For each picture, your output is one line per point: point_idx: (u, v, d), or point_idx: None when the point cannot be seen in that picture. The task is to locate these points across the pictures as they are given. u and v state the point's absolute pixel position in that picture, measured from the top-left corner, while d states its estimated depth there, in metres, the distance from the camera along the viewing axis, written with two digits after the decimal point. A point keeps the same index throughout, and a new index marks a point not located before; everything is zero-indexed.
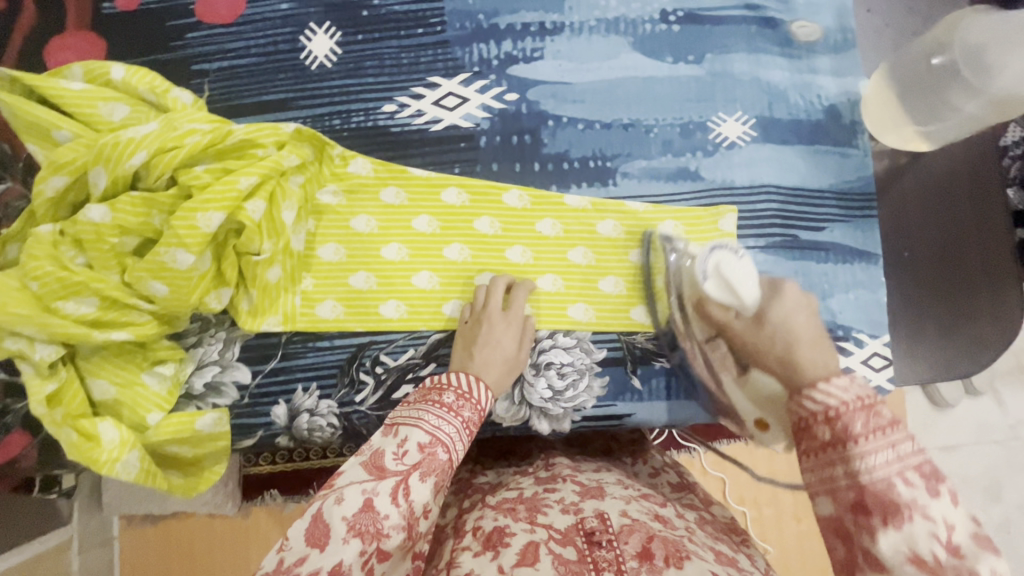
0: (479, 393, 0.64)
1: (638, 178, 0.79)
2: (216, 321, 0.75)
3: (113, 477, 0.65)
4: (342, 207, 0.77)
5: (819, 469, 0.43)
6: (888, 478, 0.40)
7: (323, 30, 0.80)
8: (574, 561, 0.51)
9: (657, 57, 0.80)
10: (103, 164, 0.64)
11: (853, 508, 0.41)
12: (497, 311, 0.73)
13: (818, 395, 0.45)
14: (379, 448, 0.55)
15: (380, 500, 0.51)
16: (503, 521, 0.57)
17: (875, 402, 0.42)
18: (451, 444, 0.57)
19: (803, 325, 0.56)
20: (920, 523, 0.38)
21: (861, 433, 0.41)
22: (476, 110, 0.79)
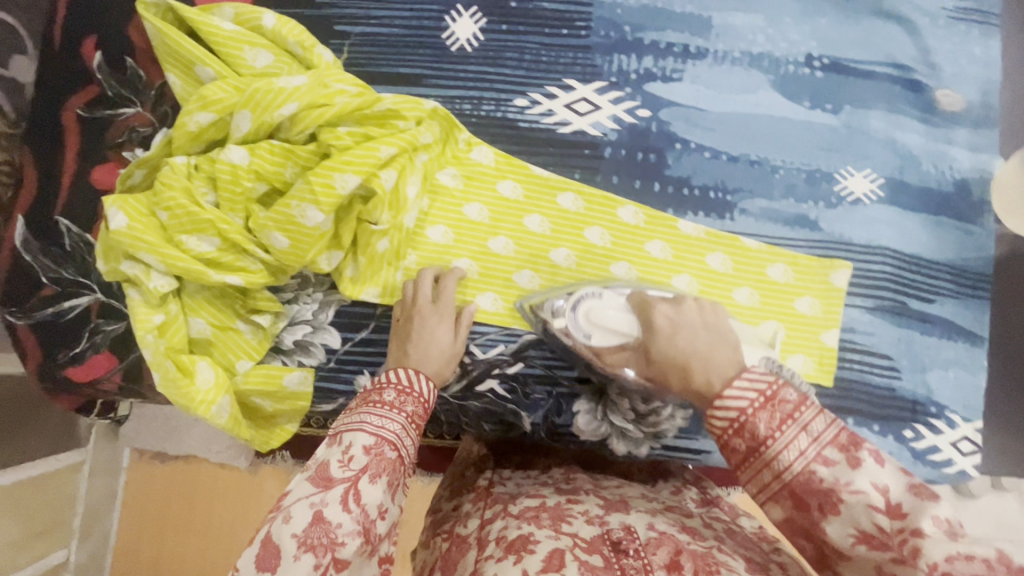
0: (422, 384, 0.59)
1: (756, 217, 0.78)
2: (316, 282, 0.74)
3: (207, 420, 0.65)
4: (459, 191, 0.77)
5: (754, 482, 0.41)
6: (808, 467, 0.39)
7: (469, 14, 0.80)
8: (601, 568, 0.47)
9: (795, 100, 0.79)
10: (251, 109, 0.64)
11: (794, 506, 0.39)
12: (428, 303, 0.69)
13: (722, 408, 0.43)
14: (323, 460, 0.50)
15: (331, 510, 0.48)
16: (527, 528, 0.51)
17: (777, 392, 0.41)
18: (399, 442, 0.53)
19: (700, 337, 0.56)
20: (852, 501, 0.37)
21: (768, 435, 0.40)
22: (606, 119, 0.79)
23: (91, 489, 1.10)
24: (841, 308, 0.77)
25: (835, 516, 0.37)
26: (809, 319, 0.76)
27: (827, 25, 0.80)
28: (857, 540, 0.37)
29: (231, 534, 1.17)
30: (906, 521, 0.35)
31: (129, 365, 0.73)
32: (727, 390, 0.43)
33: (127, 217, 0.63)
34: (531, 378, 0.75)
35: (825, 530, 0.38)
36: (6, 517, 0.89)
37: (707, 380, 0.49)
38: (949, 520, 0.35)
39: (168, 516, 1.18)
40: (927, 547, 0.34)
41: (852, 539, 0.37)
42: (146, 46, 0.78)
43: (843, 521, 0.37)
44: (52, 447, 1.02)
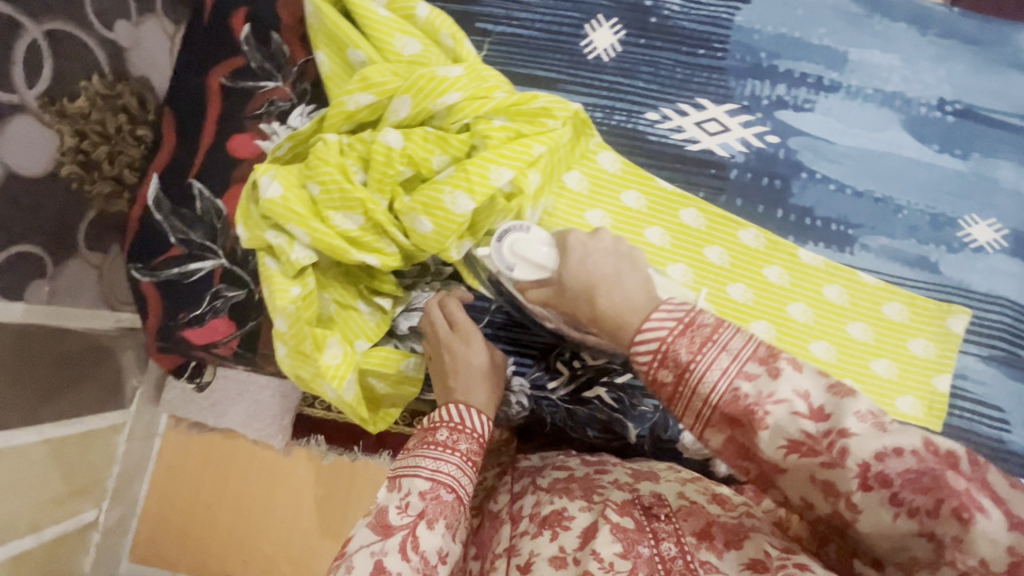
0: (474, 420, 0.58)
1: (876, 254, 0.78)
2: (434, 271, 0.75)
3: (334, 395, 0.66)
4: (584, 196, 0.78)
5: (687, 412, 0.40)
6: (732, 388, 0.38)
7: (609, 25, 0.81)
8: (633, 530, 0.52)
9: (924, 142, 0.80)
10: (414, 95, 0.65)
11: (729, 426, 0.39)
12: (450, 334, 0.67)
13: (643, 341, 0.42)
14: (382, 506, 0.52)
15: (390, 558, 0.48)
16: (560, 503, 0.57)
17: (694, 317, 0.41)
18: (455, 483, 0.54)
19: (609, 261, 0.56)
20: (777, 411, 0.37)
21: (691, 360, 0.39)
22: (734, 141, 0.79)
23: (128, 453, 0.99)
24: (955, 354, 0.76)
25: (765, 430, 0.37)
26: (922, 361, 0.76)
27: (962, 71, 0.81)
28: (788, 451, 0.37)
29: (262, 518, 1.04)
30: (831, 423, 0.36)
31: (248, 331, 0.74)
32: (644, 325, 0.42)
33: (282, 188, 0.65)
34: (640, 391, 0.74)
35: (760, 446, 0.37)
36: (47, 474, 0.81)
37: (619, 305, 0.48)
38: (871, 411, 0.36)
39: (197, 498, 1.05)
40: (854, 448, 0.35)
41: (784, 450, 0.37)
42: (293, 23, 0.79)
43: (774, 433, 0.37)
44: (100, 405, 0.92)
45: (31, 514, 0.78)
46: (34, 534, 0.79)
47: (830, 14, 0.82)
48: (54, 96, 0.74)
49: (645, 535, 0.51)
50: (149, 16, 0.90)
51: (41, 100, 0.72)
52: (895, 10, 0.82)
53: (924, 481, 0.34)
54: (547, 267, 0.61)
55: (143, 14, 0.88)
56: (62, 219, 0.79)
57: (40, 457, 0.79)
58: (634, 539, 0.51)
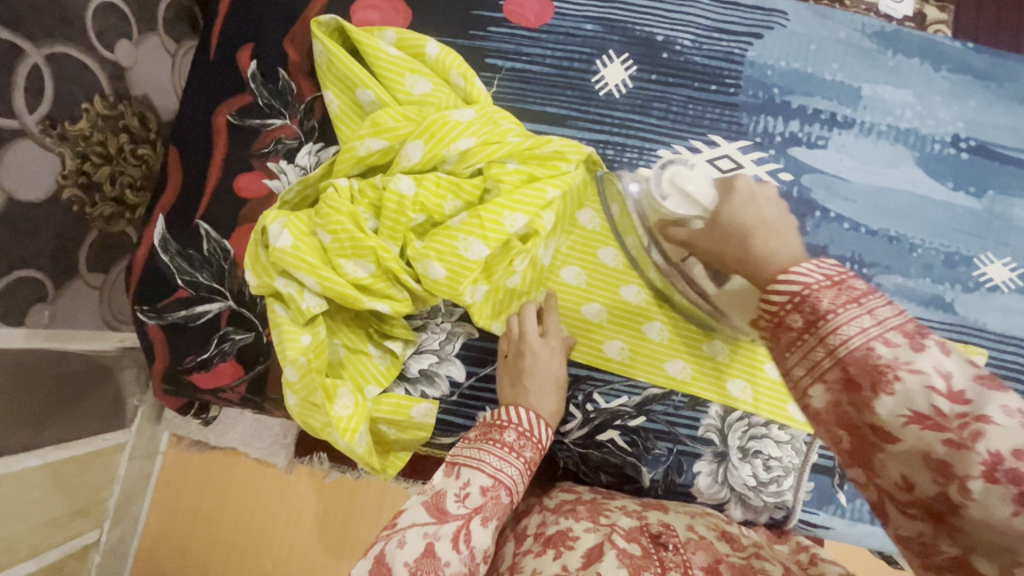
0: (540, 430, 0.60)
1: (891, 293, 0.77)
2: (444, 312, 0.74)
3: (346, 446, 0.65)
4: (596, 235, 0.77)
5: (804, 364, 0.38)
6: (867, 345, 0.36)
7: (620, 61, 0.80)
8: (640, 556, 0.52)
9: (938, 180, 0.79)
10: (426, 140, 0.64)
11: (844, 389, 0.36)
12: (536, 338, 0.67)
13: (784, 283, 0.40)
14: (440, 490, 0.54)
15: (442, 545, 0.51)
16: (566, 523, 0.58)
17: (846, 278, 0.39)
18: (512, 486, 0.56)
19: (774, 214, 0.52)
20: (910, 380, 0.34)
21: (830, 310, 0.37)
22: (747, 179, 0.78)
23: (129, 472, 0.98)
24: None
25: (888, 395, 0.34)
26: None
27: (977, 107, 0.80)
28: (909, 421, 0.33)
29: (262, 534, 1.03)
30: (969, 408, 0.32)
31: (256, 375, 0.73)
32: (790, 269, 0.41)
33: (292, 237, 0.63)
34: (653, 433, 0.74)
35: (875, 408, 0.34)
36: (48, 495, 0.79)
37: (773, 248, 0.47)
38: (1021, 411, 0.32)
39: (198, 506, 1.04)
40: (992, 434, 0.31)
41: (904, 419, 0.33)
42: (301, 60, 0.78)
43: (899, 400, 0.34)
44: (101, 426, 0.90)
45: (31, 538, 0.76)
46: (35, 558, 0.78)
47: (843, 49, 0.81)
48: (56, 117, 0.73)
49: (651, 562, 0.52)
50: (150, 34, 0.88)
51: (42, 124, 0.71)
52: (909, 46, 0.81)
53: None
54: (703, 204, 0.59)
55: (145, 33, 0.87)
56: (62, 239, 0.77)
57: (41, 480, 0.77)
58: (641, 565, 0.51)
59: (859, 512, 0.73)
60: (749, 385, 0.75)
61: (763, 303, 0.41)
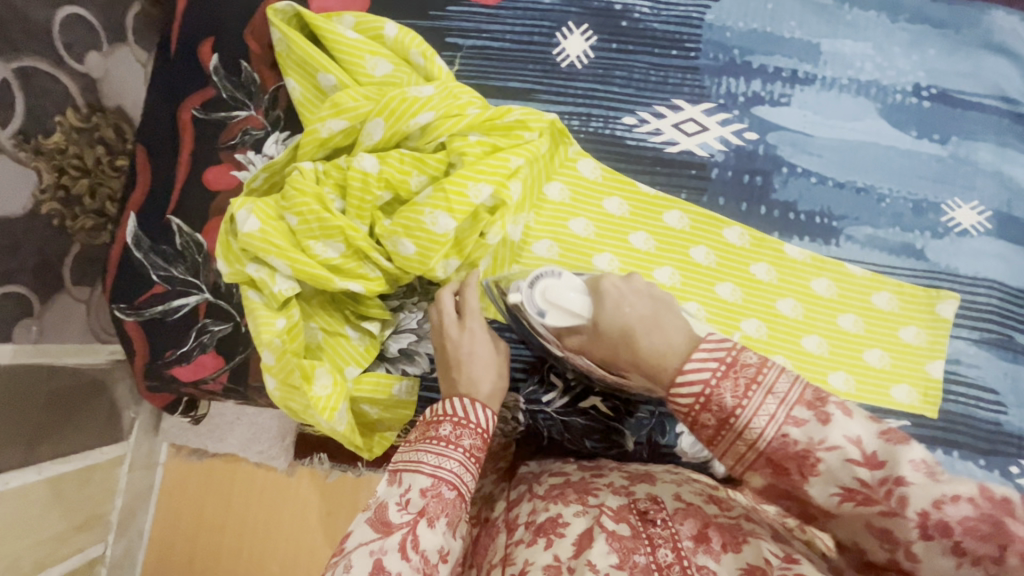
0: (478, 414, 0.55)
1: (861, 244, 0.78)
2: (420, 290, 0.74)
3: (326, 425, 0.66)
4: (565, 205, 0.78)
5: (729, 455, 0.40)
6: (780, 433, 0.38)
7: (580, 32, 0.81)
8: (629, 538, 0.51)
9: (902, 129, 0.80)
10: (386, 117, 0.65)
11: (774, 473, 0.39)
12: (452, 323, 0.64)
13: (683, 386, 0.41)
14: (381, 502, 0.50)
15: (390, 557, 0.47)
16: (555, 509, 0.57)
17: (738, 357, 0.41)
18: (459, 480, 0.51)
19: (644, 303, 0.56)
20: (830, 459, 0.36)
21: (735, 405, 0.39)
22: (713, 141, 0.79)
23: (130, 484, 0.98)
24: (947, 339, 0.76)
25: (815, 476, 0.37)
26: (914, 348, 0.76)
27: (936, 55, 0.81)
28: (842, 497, 0.37)
29: (268, 538, 1.03)
30: (887, 471, 0.35)
31: (237, 365, 0.73)
32: (685, 367, 0.42)
33: (259, 221, 0.64)
34: (635, 397, 0.74)
35: (809, 490, 0.38)
36: (49, 511, 0.79)
37: (660, 346, 0.49)
38: (925, 460, 0.35)
39: (203, 514, 1.04)
40: (913, 496, 0.34)
41: (836, 496, 0.37)
42: (261, 51, 0.79)
43: (826, 481, 0.37)
44: (98, 440, 0.90)
45: (33, 553, 0.77)
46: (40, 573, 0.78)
47: (801, 7, 0.82)
48: (29, 131, 0.73)
49: (641, 542, 0.51)
50: (120, 45, 0.86)
51: (15, 138, 0.71)
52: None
53: (983, 528, 0.33)
54: (582, 315, 0.60)
55: (115, 44, 0.85)
56: (45, 254, 0.78)
57: (40, 496, 0.78)
58: (630, 548, 0.50)
59: None
60: None
61: (672, 406, 0.43)
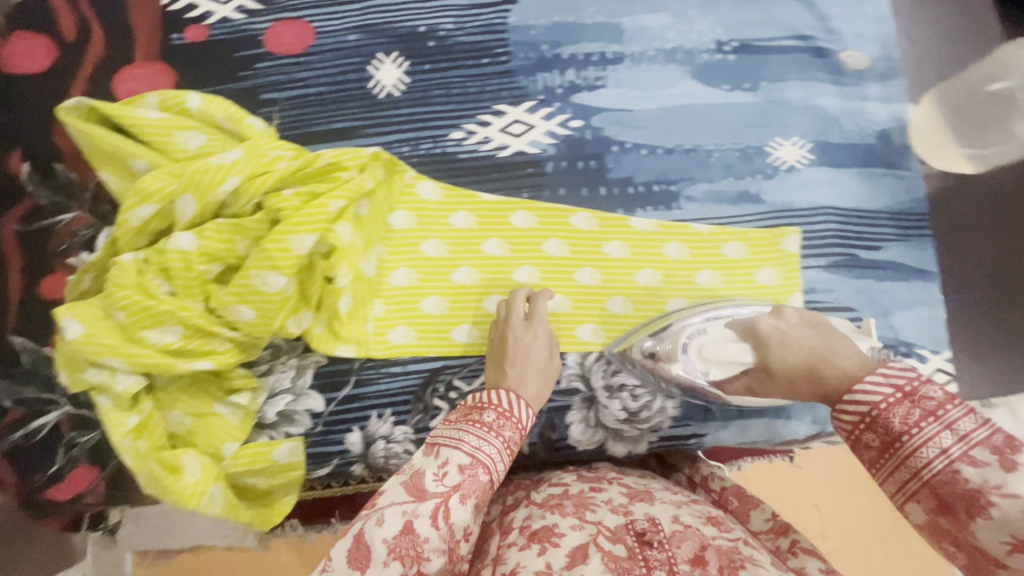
0: (521, 410, 0.59)
1: (702, 202, 0.81)
2: (287, 348, 0.75)
3: (200, 510, 0.67)
4: (412, 231, 0.78)
5: (891, 479, 0.46)
6: (951, 467, 0.43)
7: (391, 60, 0.82)
8: (625, 558, 0.51)
9: (714, 85, 0.83)
10: (193, 192, 0.64)
11: (939, 509, 0.43)
12: (519, 323, 0.70)
13: (863, 390, 0.48)
14: (418, 469, 0.52)
15: (421, 522, 0.49)
16: (552, 518, 0.57)
17: (918, 390, 0.46)
18: (494, 465, 0.54)
19: (813, 337, 0.60)
20: (1003, 504, 0.40)
21: (904, 430, 0.45)
22: (542, 136, 0.81)
23: None
24: (799, 272, 0.79)
25: (983, 517, 0.41)
26: (770, 289, 0.79)
27: (729, 11, 0.85)
28: (1012, 547, 0.40)
29: None
30: None
31: (113, 470, 0.71)
32: (859, 385, 0.49)
33: (83, 325, 0.63)
34: None
35: (975, 531, 0.42)
36: None
37: (839, 371, 0.54)
38: None
39: None
40: None
41: (1007, 546, 0.40)
42: (72, 149, 0.77)
43: (997, 524, 0.40)
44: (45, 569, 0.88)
45: None
46: None
47: None
48: None
49: (637, 564, 0.51)
50: None
51: None
52: None
53: None
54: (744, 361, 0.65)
55: None
56: None
57: None
58: (626, 569, 0.50)
59: (729, 410, 0.77)
60: (598, 326, 0.78)
61: (840, 421, 0.50)
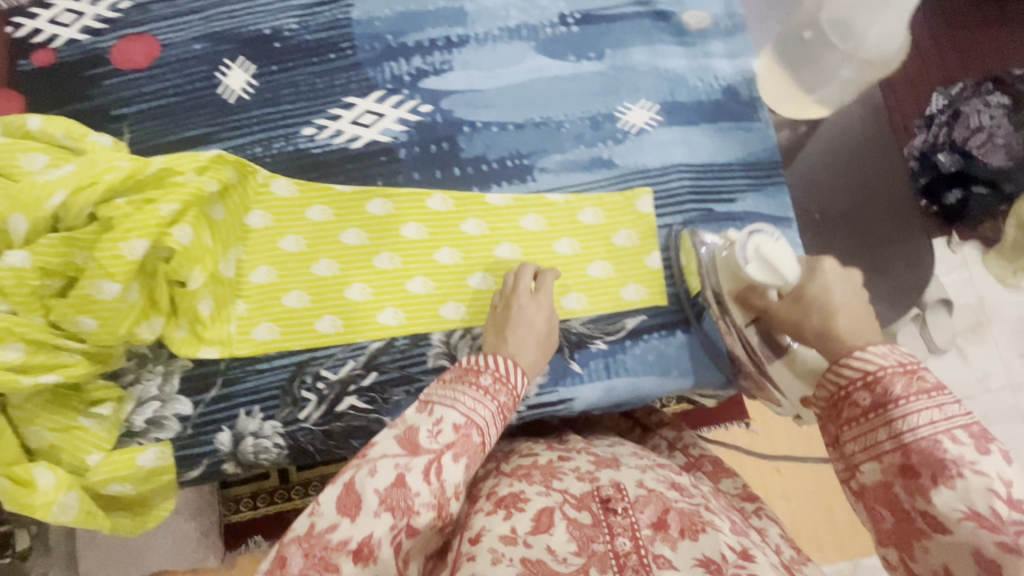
0: (517, 376, 0.63)
1: (555, 171, 0.82)
2: (153, 356, 0.75)
3: (50, 519, 0.67)
4: (269, 229, 0.79)
5: (863, 440, 0.53)
6: (935, 437, 0.49)
7: (238, 65, 0.83)
8: (588, 526, 0.54)
9: (561, 58, 0.85)
10: (22, 209, 0.65)
11: (902, 471, 0.50)
12: (527, 293, 0.72)
13: (858, 361, 0.53)
14: (413, 425, 0.56)
15: (411, 476, 0.53)
16: (519, 486, 0.60)
17: (918, 370, 0.52)
18: (485, 427, 0.58)
19: (851, 298, 0.59)
20: (972, 478, 0.47)
21: (902, 396, 0.51)
22: (393, 124, 0.82)
23: None
24: (654, 231, 0.81)
25: (946, 485, 0.47)
26: (628, 250, 0.80)
27: None
28: (965, 516, 0.46)
29: None
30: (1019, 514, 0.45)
31: None
32: (869, 350, 0.54)
33: None
34: (386, 383, 0.76)
35: (932, 495, 0.48)
36: None
37: (839, 330, 0.56)
38: None
39: None
40: None
41: (960, 513, 0.46)
42: None
43: (957, 494, 0.47)
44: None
45: None
46: None
47: None
48: None
49: (600, 530, 0.53)
50: None
51: None
52: None
53: None
54: (784, 277, 0.63)
55: None
56: None
57: None
58: (591, 537, 0.53)
59: (596, 371, 0.77)
60: (460, 304, 0.78)
61: (831, 376, 0.55)
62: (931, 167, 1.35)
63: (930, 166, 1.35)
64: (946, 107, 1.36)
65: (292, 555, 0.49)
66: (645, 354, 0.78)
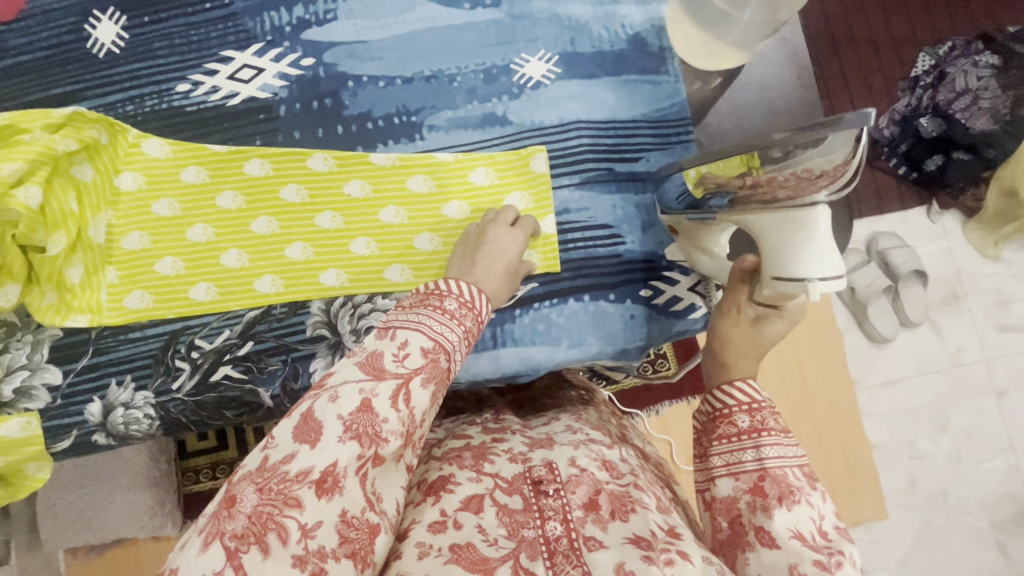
0: (481, 303, 0.57)
1: (445, 129, 0.77)
2: (22, 324, 0.73)
3: None
4: (141, 191, 0.75)
5: (728, 457, 0.54)
6: (784, 468, 0.52)
7: (107, 17, 0.78)
8: (520, 511, 0.51)
9: (453, 5, 0.78)
10: None
11: (751, 489, 0.51)
12: (503, 225, 0.69)
13: (750, 388, 0.57)
14: (376, 350, 0.50)
15: (379, 401, 0.47)
16: (449, 469, 0.56)
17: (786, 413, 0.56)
18: (453, 350, 0.53)
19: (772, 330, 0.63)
20: (803, 507, 0.49)
21: (769, 428, 0.54)
22: (272, 79, 0.77)
23: None
24: (551, 193, 0.76)
25: (786, 508, 0.49)
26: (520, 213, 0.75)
27: None
28: (793, 535, 0.48)
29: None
30: (831, 543, 0.47)
31: None
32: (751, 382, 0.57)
33: None
34: (264, 353, 0.73)
35: (773, 514, 0.49)
36: None
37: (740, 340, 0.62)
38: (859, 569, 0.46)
39: None
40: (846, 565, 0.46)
41: (790, 533, 0.48)
42: None
43: (791, 516, 0.49)
44: None
45: None
46: None
47: None
48: None
49: (532, 515, 0.51)
50: None
51: None
52: None
53: None
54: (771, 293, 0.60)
55: None
56: None
57: None
58: (520, 522, 0.50)
59: (485, 341, 0.73)
60: (342, 271, 0.74)
61: (712, 395, 0.58)
62: (911, 132, 1.29)
63: (911, 131, 1.29)
64: (931, 68, 1.30)
65: (244, 492, 0.43)
66: (535, 323, 0.74)
